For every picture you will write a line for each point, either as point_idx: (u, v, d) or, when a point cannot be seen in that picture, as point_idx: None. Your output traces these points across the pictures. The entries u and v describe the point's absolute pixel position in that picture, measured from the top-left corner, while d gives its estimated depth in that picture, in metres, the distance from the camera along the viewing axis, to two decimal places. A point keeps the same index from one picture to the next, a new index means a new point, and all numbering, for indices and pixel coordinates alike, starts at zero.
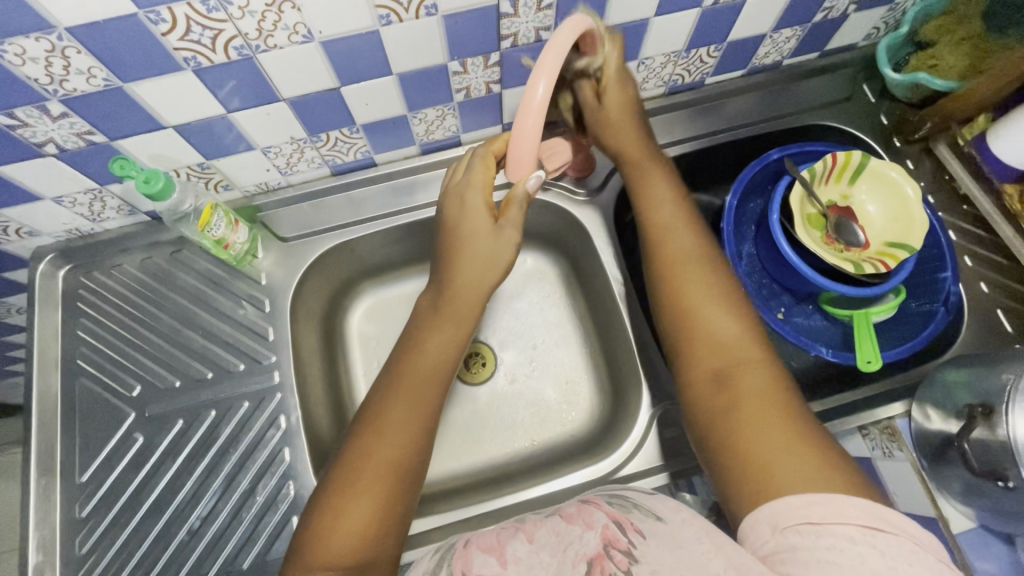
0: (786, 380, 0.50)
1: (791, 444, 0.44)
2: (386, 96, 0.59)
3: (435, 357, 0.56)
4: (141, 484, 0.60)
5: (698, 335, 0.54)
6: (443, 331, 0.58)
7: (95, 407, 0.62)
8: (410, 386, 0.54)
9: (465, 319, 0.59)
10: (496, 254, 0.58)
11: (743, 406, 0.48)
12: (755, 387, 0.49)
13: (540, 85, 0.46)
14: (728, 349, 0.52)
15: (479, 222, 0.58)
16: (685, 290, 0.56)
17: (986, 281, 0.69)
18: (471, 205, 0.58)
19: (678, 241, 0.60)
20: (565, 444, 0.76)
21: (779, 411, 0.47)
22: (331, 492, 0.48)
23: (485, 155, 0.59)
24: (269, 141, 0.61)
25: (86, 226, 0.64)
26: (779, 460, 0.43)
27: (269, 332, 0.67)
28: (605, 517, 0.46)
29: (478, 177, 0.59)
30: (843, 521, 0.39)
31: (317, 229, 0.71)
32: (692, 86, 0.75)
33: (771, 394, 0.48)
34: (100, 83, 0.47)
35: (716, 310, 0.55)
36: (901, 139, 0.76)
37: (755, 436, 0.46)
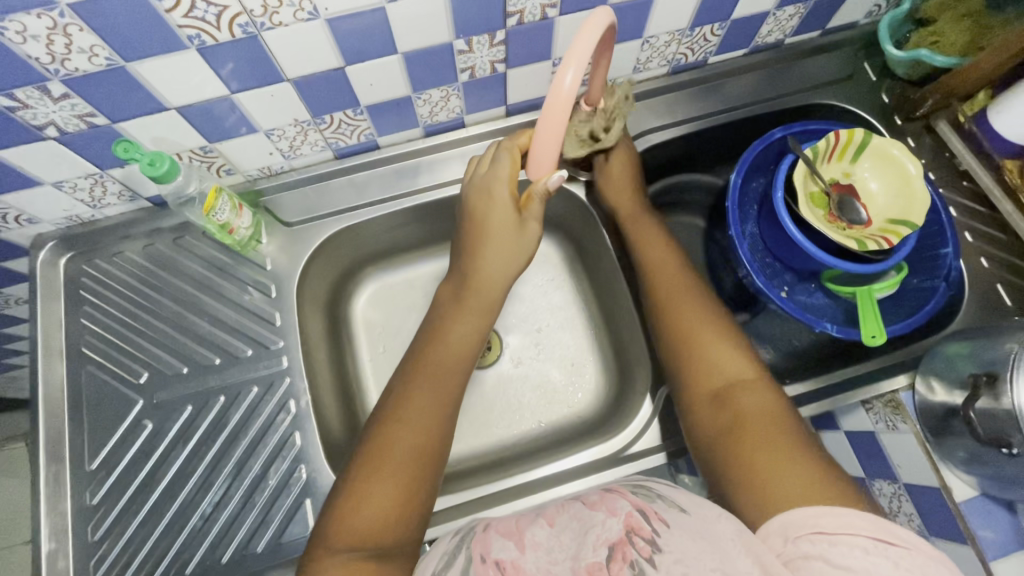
0: (784, 403, 0.52)
1: (785, 458, 0.47)
2: (390, 75, 0.58)
3: (457, 345, 0.57)
4: (151, 471, 0.60)
5: (694, 362, 0.56)
6: (467, 321, 0.59)
7: (102, 396, 0.62)
8: (436, 374, 0.54)
9: (486, 310, 0.59)
10: (519, 249, 0.59)
11: (741, 428, 0.50)
12: (754, 411, 0.51)
13: (568, 75, 0.43)
14: (726, 375, 0.54)
15: (504, 216, 0.58)
16: (683, 316, 0.60)
17: (986, 256, 0.70)
18: (497, 195, 0.58)
19: (671, 277, 0.63)
20: (572, 425, 0.77)
21: (778, 430, 0.49)
22: (359, 472, 0.48)
23: (511, 149, 0.58)
24: (272, 124, 0.60)
25: (86, 213, 0.64)
26: (774, 471, 0.46)
27: (276, 317, 0.66)
28: (629, 505, 0.46)
29: (503, 168, 0.58)
30: (856, 531, 0.40)
31: (320, 213, 0.70)
32: (695, 65, 0.74)
33: (772, 415, 0.50)
34: (103, 62, 0.46)
35: (717, 341, 0.57)
36: (903, 116, 0.76)
37: (752, 450, 0.48)
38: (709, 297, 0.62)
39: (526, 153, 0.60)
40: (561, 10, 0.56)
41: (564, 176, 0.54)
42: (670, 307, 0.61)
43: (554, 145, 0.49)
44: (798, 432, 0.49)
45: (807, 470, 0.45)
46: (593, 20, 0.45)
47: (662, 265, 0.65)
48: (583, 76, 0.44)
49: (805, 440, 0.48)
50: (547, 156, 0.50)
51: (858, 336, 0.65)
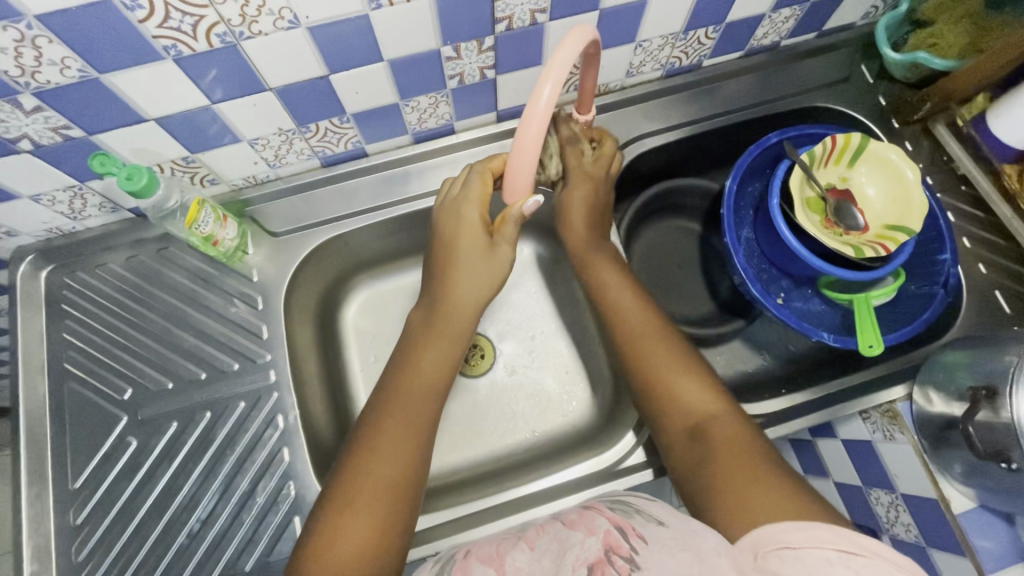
0: (754, 429, 0.51)
1: (765, 490, 0.45)
2: (376, 83, 0.57)
3: (430, 374, 0.55)
4: (136, 490, 0.59)
5: (662, 395, 0.55)
6: (437, 348, 0.57)
7: (85, 412, 0.60)
8: (409, 404, 0.53)
9: (460, 334, 0.58)
10: (492, 272, 0.58)
11: (720, 465, 0.49)
12: (727, 441, 0.50)
13: (546, 89, 0.42)
14: (694, 407, 0.54)
15: (475, 241, 0.57)
16: (644, 347, 0.58)
17: (985, 262, 0.69)
18: (467, 218, 0.57)
19: (630, 309, 0.61)
20: (567, 435, 0.76)
21: (750, 460, 0.48)
22: (331, 504, 0.48)
23: (483, 171, 0.58)
24: (255, 133, 0.58)
25: (67, 225, 0.62)
26: (753, 498, 0.45)
27: (263, 330, 0.65)
28: (607, 522, 0.46)
29: (474, 190, 0.58)
30: (818, 543, 0.40)
31: (308, 223, 0.69)
32: (690, 68, 0.73)
33: (742, 444, 0.50)
34: (75, 74, 0.44)
35: (681, 372, 0.56)
36: (900, 119, 0.75)
37: (728, 479, 0.47)
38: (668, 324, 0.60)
39: (499, 176, 0.61)
40: (551, 15, 0.55)
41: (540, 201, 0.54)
42: (631, 338, 0.59)
43: (531, 166, 0.47)
44: (767, 458, 0.49)
45: (783, 494, 0.45)
46: (576, 36, 0.44)
47: (619, 296, 0.62)
48: (561, 89, 0.43)
49: (778, 463, 0.48)
50: (524, 175, 0.48)
51: (856, 345, 0.64)
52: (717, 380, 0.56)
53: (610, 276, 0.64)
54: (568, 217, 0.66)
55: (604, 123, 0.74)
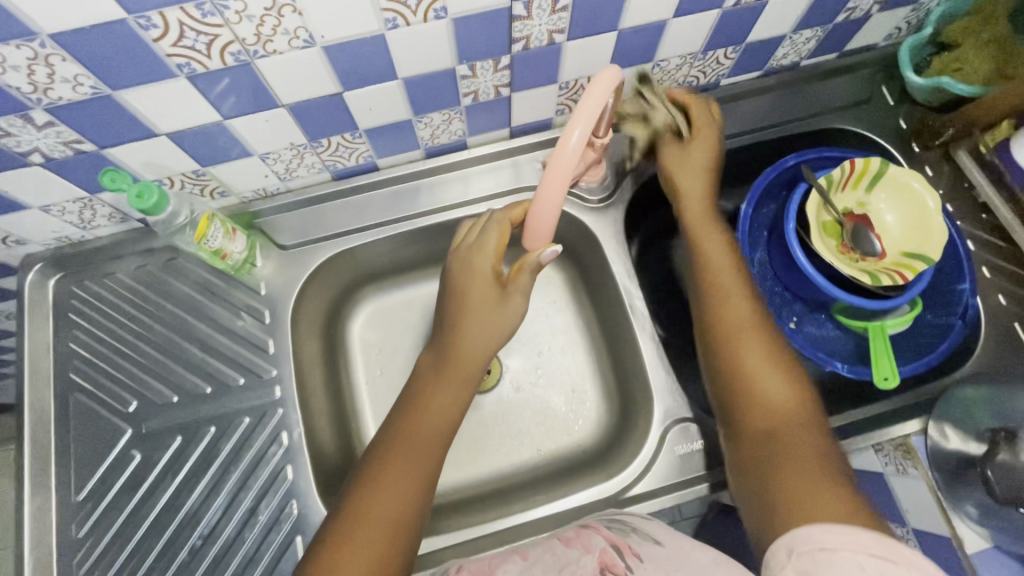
0: (835, 449, 0.48)
1: (835, 505, 0.42)
2: (390, 101, 0.56)
3: (439, 417, 0.54)
4: (139, 504, 0.58)
5: (741, 389, 0.53)
6: (447, 392, 0.55)
7: (90, 424, 0.60)
8: (413, 444, 0.52)
9: (463, 383, 0.56)
10: (503, 323, 0.57)
11: (788, 471, 0.46)
12: (799, 456, 0.47)
13: (575, 133, 0.43)
14: (778, 409, 0.51)
15: (486, 291, 0.57)
16: (738, 332, 0.55)
17: (1003, 293, 0.67)
18: (478, 268, 0.57)
19: (725, 296, 0.58)
20: (571, 455, 0.75)
21: (826, 475, 0.45)
22: (328, 547, 0.47)
23: (501, 222, 0.57)
24: (267, 147, 0.58)
25: (76, 234, 0.62)
26: (815, 512, 0.42)
27: (270, 345, 0.64)
28: (604, 541, 0.46)
29: (490, 240, 0.57)
30: (852, 547, 0.38)
31: (316, 236, 0.68)
32: (707, 87, 0.72)
33: (818, 457, 0.47)
34: (88, 91, 0.44)
35: (772, 369, 0.53)
36: (921, 144, 0.73)
37: (791, 493, 0.44)
38: (766, 319, 0.57)
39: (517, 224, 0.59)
40: (569, 35, 0.54)
41: (558, 251, 0.54)
42: (724, 319, 0.57)
43: (556, 196, 0.47)
44: (844, 478, 0.45)
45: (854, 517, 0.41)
46: (607, 75, 0.44)
47: (722, 278, 0.59)
48: (589, 136, 0.43)
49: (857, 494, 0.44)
50: (549, 210, 0.48)
51: (870, 377, 0.63)
52: (813, 396, 0.52)
53: (711, 261, 0.60)
54: (676, 180, 0.65)
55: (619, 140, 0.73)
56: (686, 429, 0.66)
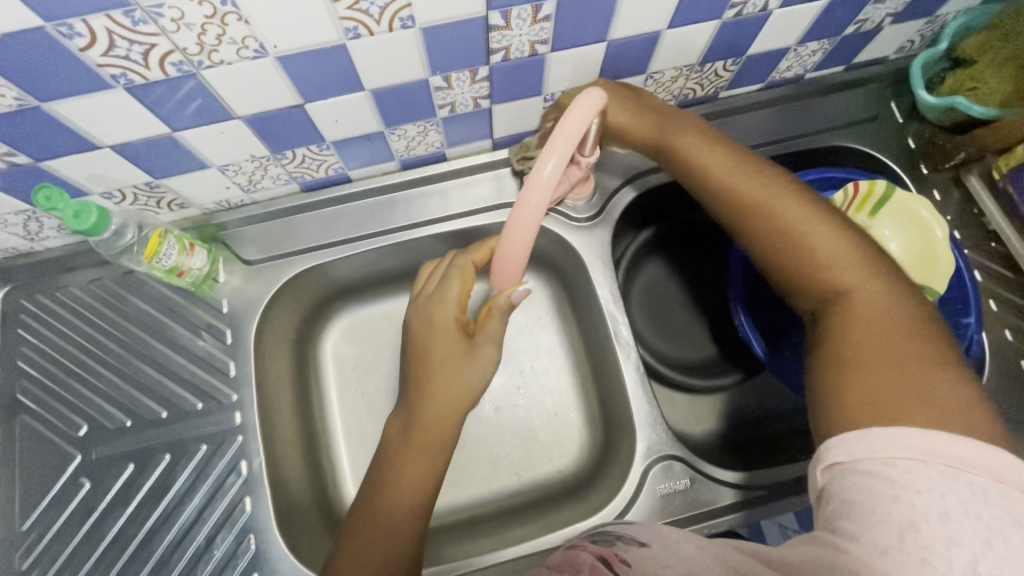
0: (902, 309, 0.44)
1: (907, 386, 0.39)
2: (357, 112, 0.52)
3: (410, 493, 0.50)
4: (86, 536, 0.55)
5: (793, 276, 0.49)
6: (419, 462, 0.52)
7: (37, 448, 0.57)
8: (385, 528, 0.49)
9: (439, 447, 0.52)
10: (474, 375, 0.54)
11: (853, 355, 0.42)
12: (856, 322, 0.44)
13: (550, 162, 0.39)
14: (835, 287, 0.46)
15: (453, 346, 0.53)
16: (770, 225, 0.50)
17: (1010, 328, 0.63)
18: (440, 321, 0.54)
19: (739, 190, 0.52)
20: (553, 483, 0.72)
21: (896, 347, 0.41)
22: None
23: (463, 266, 0.55)
24: (226, 159, 0.54)
25: (24, 245, 0.58)
26: (887, 404, 0.38)
27: (231, 367, 0.61)
28: (590, 556, 0.41)
29: (453, 289, 0.55)
30: (871, 455, 0.37)
31: (285, 250, 0.64)
32: (704, 99, 0.67)
33: (885, 327, 0.43)
34: (12, 102, 0.40)
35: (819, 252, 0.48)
36: (930, 165, 0.68)
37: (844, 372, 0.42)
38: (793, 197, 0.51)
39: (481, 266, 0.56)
40: (553, 46, 0.49)
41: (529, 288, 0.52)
42: (749, 217, 0.51)
43: (527, 238, 0.43)
44: (915, 343, 0.41)
45: (928, 377, 0.39)
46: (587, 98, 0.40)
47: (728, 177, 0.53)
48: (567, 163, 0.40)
49: (930, 334, 0.42)
50: (517, 253, 0.44)
51: None
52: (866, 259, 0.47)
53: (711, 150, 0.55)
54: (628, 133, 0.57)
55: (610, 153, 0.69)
56: (670, 467, 0.62)
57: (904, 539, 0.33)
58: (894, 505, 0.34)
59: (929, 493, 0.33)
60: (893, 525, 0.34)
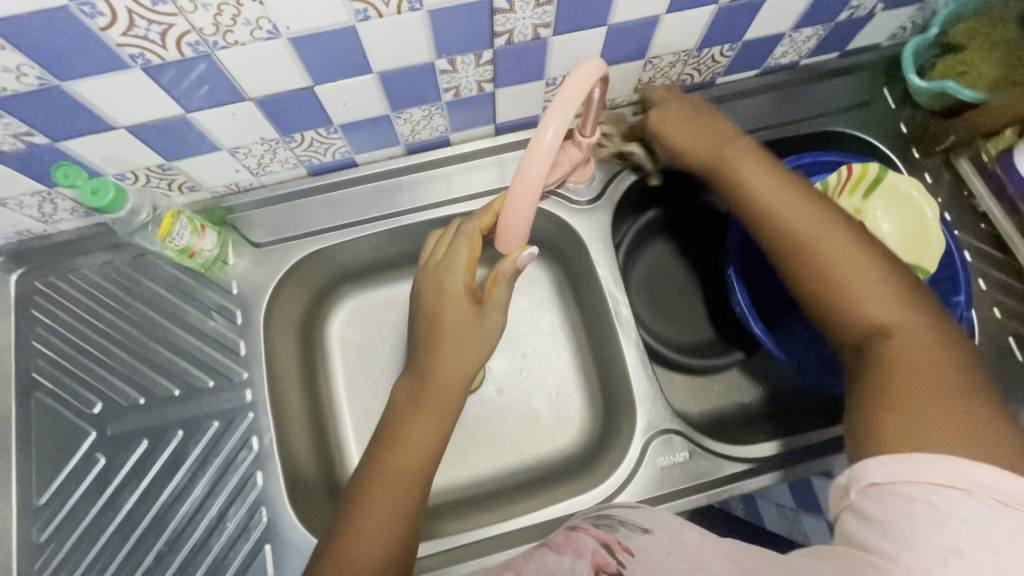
0: (951, 356, 0.42)
1: (957, 432, 0.37)
2: (365, 95, 0.53)
3: (416, 449, 0.52)
4: (102, 510, 0.57)
5: (839, 304, 0.47)
6: (427, 422, 0.54)
7: (53, 425, 0.58)
8: (396, 481, 0.51)
9: (445, 415, 0.54)
10: (483, 340, 0.56)
11: (897, 392, 0.41)
12: (902, 359, 0.43)
13: (551, 129, 0.40)
14: (882, 326, 0.45)
15: (462, 311, 0.55)
16: (822, 252, 0.48)
17: (999, 306, 0.65)
18: (451, 289, 0.55)
19: (786, 213, 0.51)
20: (554, 461, 0.74)
21: (946, 394, 0.40)
22: None
23: (470, 233, 0.56)
24: (236, 142, 0.55)
25: (38, 228, 0.59)
26: (928, 442, 0.38)
27: (241, 346, 0.62)
28: (593, 541, 0.42)
29: (460, 254, 0.56)
30: (909, 479, 0.36)
31: (292, 234, 0.65)
32: (701, 85, 0.69)
33: (934, 370, 0.41)
34: (34, 82, 0.41)
35: (870, 286, 0.46)
36: (921, 149, 0.70)
37: (888, 408, 0.41)
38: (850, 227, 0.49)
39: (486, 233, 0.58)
40: (555, 30, 0.51)
41: (535, 254, 0.53)
42: (801, 240, 0.49)
43: (527, 207, 0.44)
44: (966, 389, 0.40)
45: (978, 430, 0.37)
46: (582, 70, 0.42)
47: (776, 199, 0.52)
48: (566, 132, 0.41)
49: (981, 381, 0.41)
50: (521, 221, 0.46)
51: None
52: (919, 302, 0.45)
53: (763, 173, 0.53)
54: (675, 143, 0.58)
55: None
56: (669, 440, 0.64)
57: (948, 563, 0.33)
58: (937, 530, 0.34)
59: (977, 522, 0.34)
60: (937, 546, 0.34)
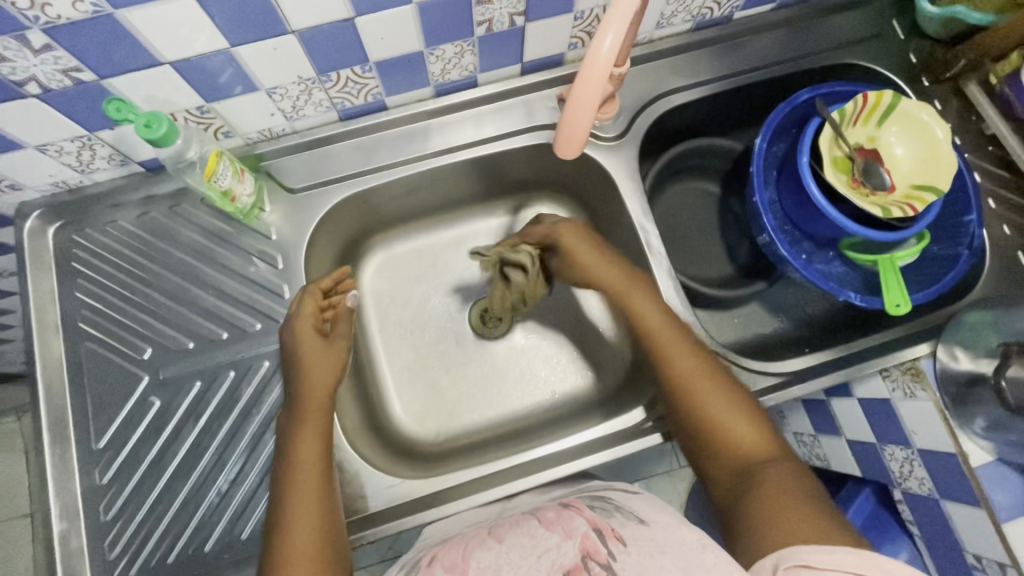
0: (801, 472, 0.50)
1: (821, 530, 0.43)
2: (402, 28, 0.54)
3: (310, 458, 0.51)
4: (162, 450, 0.58)
5: (710, 431, 0.54)
6: (312, 434, 0.53)
7: (105, 373, 0.59)
8: (303, 490, 0.49)
9: (323, 409, 0.55)
10: (334, 358, 0.59)
11: (768, 504, 0.47)
12: (775, 482, 0.49)
13: (608, 38, 0.42)
14: (747, 452, 0.52)
15: (311, 342, 0.58)
16: (692, 385, 0.55)
17: (1008, 224, 0.68)
18: (302, 327, 0.58)
19: (680, 347, 0.58)
20: (588, 397, 0.76)
21: (803, 505, 0.46)
22: None
23: (313, 291, 0.60)
24: (275, 82, 0.55)
25: (74, 178, 0.59)
26: (800, 534, 0.43)
27: (285, 290, 0.63)
28: (585, 525, 0.44)
29: (307, 307, 0.60)
30: (843, 567, 0.40)
31: (326, 178, 0.66)
32: (719, 21, 0.71)
33: (788, 483, 0.48)
34: (89, 8, 0.41)
35: (730, 413, 0.54)
36: (930, 78, 0.73)
37: (775, 520, 0.45)
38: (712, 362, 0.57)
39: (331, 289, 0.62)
40: None
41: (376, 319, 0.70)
42: (675, 372, 0.57)
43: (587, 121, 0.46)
44: (818, 499, 0.47)
45: (831, 529, 0.44)
46: None
47: (664, 333, 0.58)
48: (622, 41, 0.42)
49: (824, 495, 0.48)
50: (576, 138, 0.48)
51: (881, 304, 0.64)
52: (767, 422, 0.54)
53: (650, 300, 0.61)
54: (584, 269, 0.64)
55: (630, 78, 0.72)
56: None
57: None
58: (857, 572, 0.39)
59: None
60: None
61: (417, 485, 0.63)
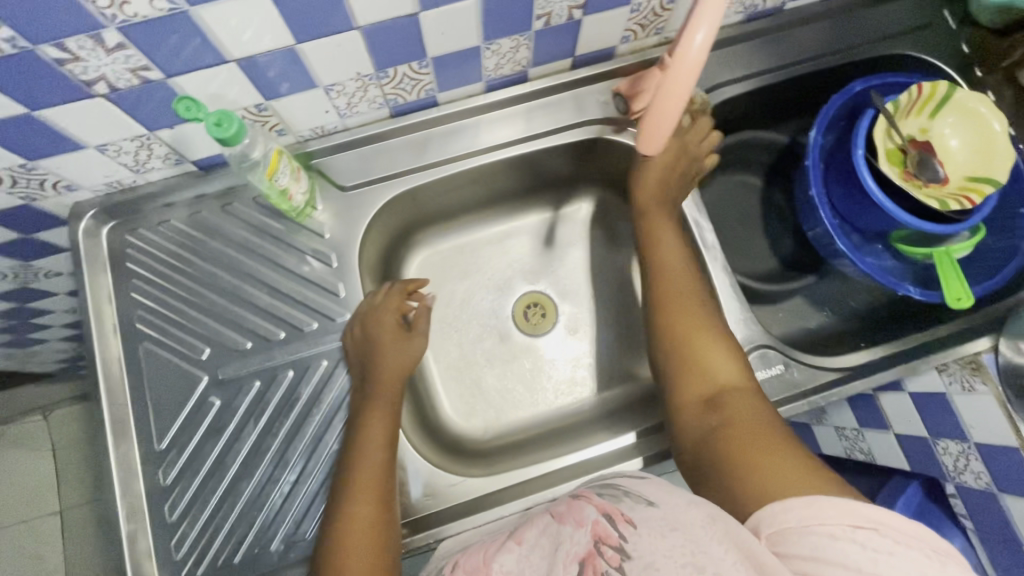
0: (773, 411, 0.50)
1: (791, 468, 0.44)
2: (463, 23, 0.53)
3: (374, 456, 0.52)
4: (223, 450, 0.58)
5: (688, 356, 0.55)
6: (382, 428, 0.54)
7: (164, 373, 0.59)
8: (370, 486, 0.50)
9: (393, 402, 0.56)
10: (407, 356, 0.59)
11: (735, 433, 0.48)
12: (741, 412, 0.50)
13: (699, 34, 0.44)
14: (724, 383, 0.52)
15: (388, 336, 0.59)
16: (678, 310, 0.57)
17: None
18: (381, 322, 0.59)
19: (678, 278, 0.60)
20: (634, 392, 0.76)
21: (768, 438, 0.47)
22: None
23: (400, 288, 0.62)
24: (333, 79, 0.55)
25: (129, 178, 0.59)
26: (765, 472, 0.44)
27: (340, 288, 0.63)
28: (595, 511, 0.44)
29: (388, 300, 0.61)
30: (829, 520, 0.39)
31: (377, 176, 0.66)
32: (770, 12, 0.70)
33: (757, 417, 0.49)
34: (165, 6, 0.41)
35: (711, 341, 0.55)
36: (983, 67, 0.71)
37: (740, 451, 0.47)
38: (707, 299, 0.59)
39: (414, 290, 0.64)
40: None
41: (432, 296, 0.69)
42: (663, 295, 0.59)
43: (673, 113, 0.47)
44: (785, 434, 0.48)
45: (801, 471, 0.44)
46: None
47: (672, 257, 0.61)
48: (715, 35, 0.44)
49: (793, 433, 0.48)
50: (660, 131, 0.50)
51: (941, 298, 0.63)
52: (746, 359, 0.55)
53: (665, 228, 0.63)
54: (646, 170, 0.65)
55: None
56: (765, 354, 0.66)
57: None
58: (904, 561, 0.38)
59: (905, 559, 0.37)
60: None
61: (477, 483, 0.63)
